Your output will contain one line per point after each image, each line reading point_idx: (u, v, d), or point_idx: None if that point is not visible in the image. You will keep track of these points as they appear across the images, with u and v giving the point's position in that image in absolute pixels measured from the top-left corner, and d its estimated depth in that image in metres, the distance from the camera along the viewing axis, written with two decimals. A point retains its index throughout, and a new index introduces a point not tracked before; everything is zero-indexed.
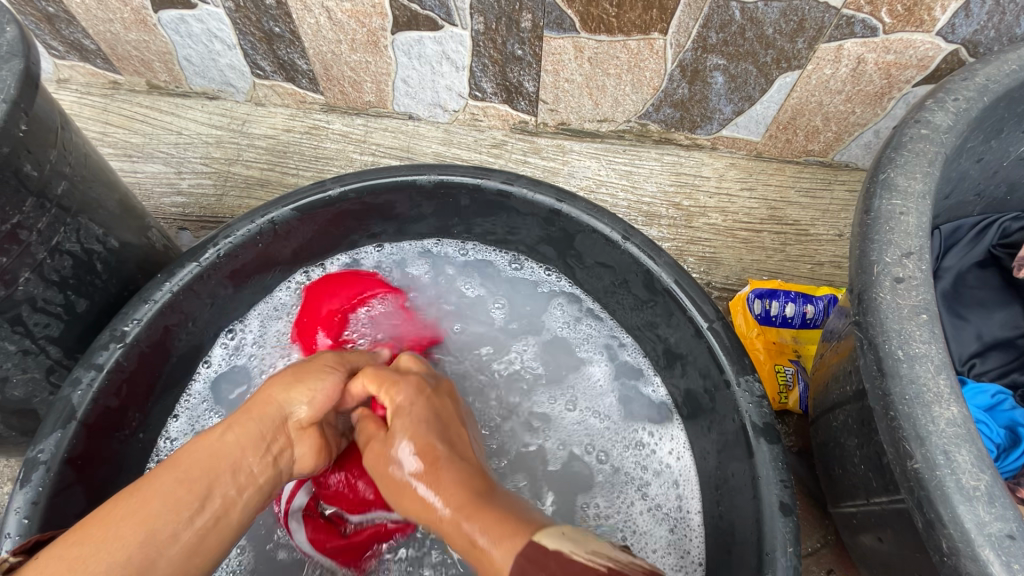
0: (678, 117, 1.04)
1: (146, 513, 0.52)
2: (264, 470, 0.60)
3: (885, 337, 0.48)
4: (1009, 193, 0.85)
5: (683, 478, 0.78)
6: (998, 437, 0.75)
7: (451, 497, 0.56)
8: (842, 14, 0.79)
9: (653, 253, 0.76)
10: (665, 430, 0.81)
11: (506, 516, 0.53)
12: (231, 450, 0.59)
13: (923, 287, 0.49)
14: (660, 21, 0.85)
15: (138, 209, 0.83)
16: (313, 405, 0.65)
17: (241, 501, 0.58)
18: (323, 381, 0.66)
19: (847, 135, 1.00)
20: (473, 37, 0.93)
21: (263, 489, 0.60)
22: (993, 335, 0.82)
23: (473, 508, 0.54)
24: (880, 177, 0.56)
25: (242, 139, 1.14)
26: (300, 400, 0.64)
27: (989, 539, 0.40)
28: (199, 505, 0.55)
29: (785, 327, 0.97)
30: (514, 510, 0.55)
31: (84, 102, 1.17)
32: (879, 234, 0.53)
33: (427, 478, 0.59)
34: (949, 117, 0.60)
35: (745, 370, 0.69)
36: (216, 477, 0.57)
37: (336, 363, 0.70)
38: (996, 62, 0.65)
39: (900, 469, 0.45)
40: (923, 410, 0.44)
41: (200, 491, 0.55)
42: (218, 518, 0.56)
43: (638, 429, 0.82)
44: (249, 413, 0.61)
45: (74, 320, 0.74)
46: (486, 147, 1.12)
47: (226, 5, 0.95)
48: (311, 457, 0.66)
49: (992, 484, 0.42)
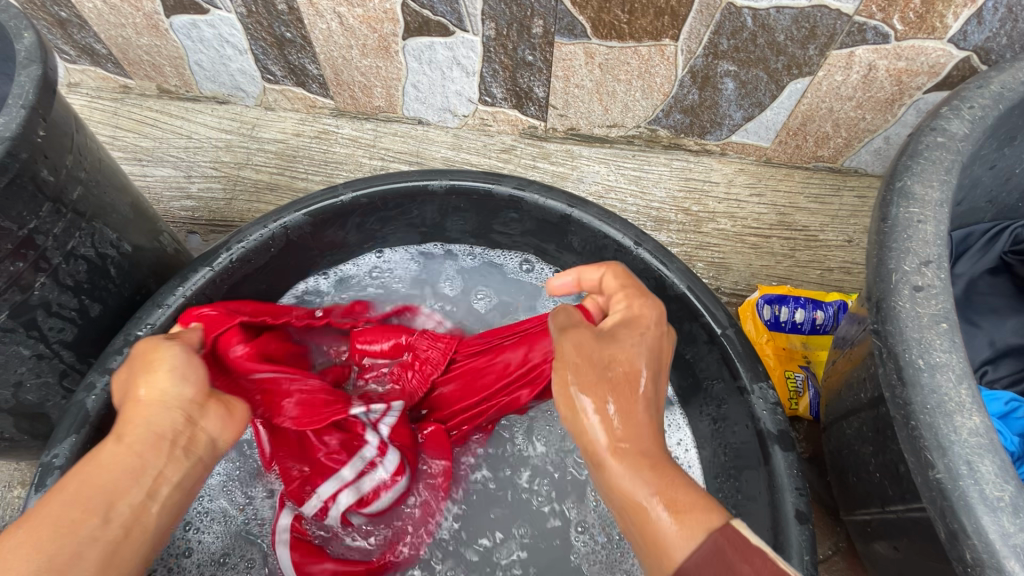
0: (687, 122, 1.04)
1: (30, 549, 0.40)
2: (174, 464, 0.48)
3: (906, 346, 0.48)
4: (1021, 200, 0.85)
5: (688, 468, 0.78)
6: (1012, 446, 0.73)
7: (642, 439, 0.46)
8: (854, 21, 0.79)
9: (664, 259, 0.76)
10: (671, 418, 0.81)
11: (694, 488, 0.43)
12: (121, 458, 0.46)
13: (942, 296, 0.49)
14: (671, 28, 0.86)
15: (151, 213, 0.84)
16: (182, 377, 0.51)
17: (156, 503, 0.46)
18: (173, 349, 0.53)
19: (857, 141, 1.00)
20: (484, 43, 0.94)
21: (181, 484, 0.48)
22: (1006, 342, 0.82)
23: (662, 466, 0.44)
24: (896, 185, 0.56)
25: (252, 144, 1.14)
26: (163, 378, 0.51)
27: (1014, 549, 0.40)
28: (102, 524, 0.43)
29: (795, 333, 0.97)
30: (695, 476, 0.45)
31: (94, 106, 1.17)
32: (896, 242, 0.53)
33: (621, 407, 0.47)
34: (965, 125, 0.60)
35: (759, 377, 0.69)
36: (113, 490, 0.44)
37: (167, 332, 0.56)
38: (1012, 70, 0.65)
39: (922, 478, 0.45)
40: (946, 419, 0.44)
41: (98, 509, 0.43)
42: (129, 533, 0.44)
43: None
44: (125, 415, 0.49)
45: (88, 324, 0.74)
46: (495, 151, 1.12)
47: (238, 10, 0.96)
48: (224, 427, 0.53)
49: (1016, 494, 0.42)
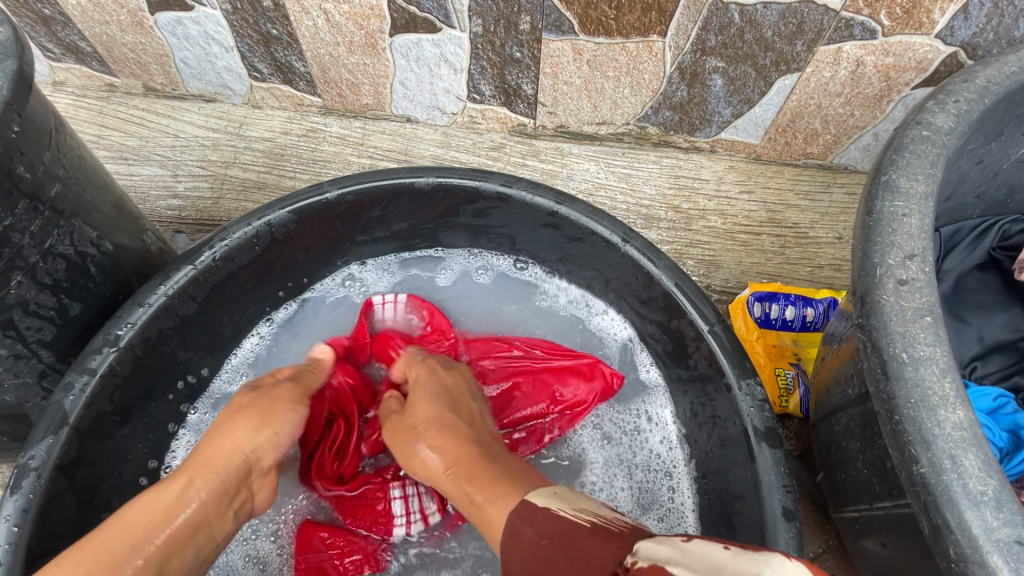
0: (677, 120, 1.04)
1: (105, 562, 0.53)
2: (224, 518, 0.63)
3: (889, 340, 0.47)
4: (1009, 196, 0.85)
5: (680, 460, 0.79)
6: (1000, 441, 0.73)
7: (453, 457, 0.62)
8: (841, 16, 0.79)
9: (652, 256, 0.75)
10: (663, 410, 0.82)
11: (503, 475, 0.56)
12: (195, 508, 0.60)
13: (926, 289, 0.49)
14: (659, 24, 0.85)
15: (133, 212, 0.83)
16: (275, 448, 0.68)
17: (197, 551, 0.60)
18: (287, 422, 0.70)
19: (846, 137, 1.00)
20: (471, 39, 0.93)
21: (220, 535, 0.62)
22: (994, 338, 0.82)
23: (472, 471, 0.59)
24: (881, 179, 0.56)
25: (239, 142, 1.13)
26: (263, 443, 0.67)
27: (998, 544, 0.40)
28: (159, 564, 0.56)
29: (785, 330, 0.97)
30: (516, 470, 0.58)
31: (80, 104, 1.16)
32: (881, 236, 0.52)
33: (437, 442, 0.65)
34: (950, 119, 0.60)
35: (747, 374, 0.68)
36: (174, 536, 0.58)
37: (299, 400, 0.72)
38: (996, 65, 0.65)
39: (906, 474, 0.45)
40: (929, 413, 0.44)
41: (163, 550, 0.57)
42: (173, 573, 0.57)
43: (642, 413, 0.83)
44: (210, 464, 0.63)
45: (68, 324, 0.73)
46: (484, 149, 1.11)
47: (223, 7, 0.95)
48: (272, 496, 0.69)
49: (1000, 489, 0.41)
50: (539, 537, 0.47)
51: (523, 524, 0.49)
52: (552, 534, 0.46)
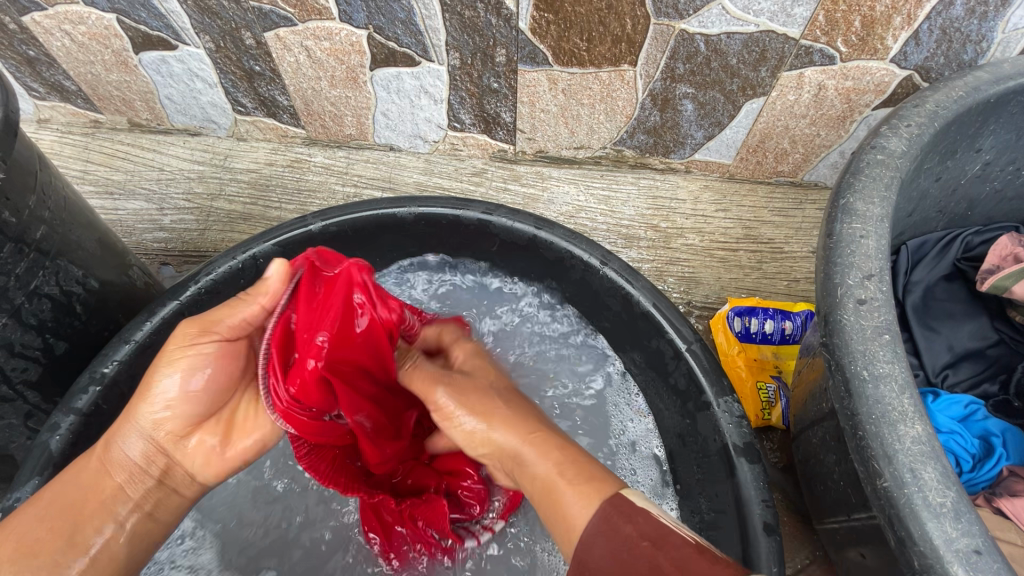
0: (651, 143, 1.07)
1: (17, 545, 0.52)
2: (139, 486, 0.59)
3: (851, 358, 0.50)
4: (970, 209, 0.88)
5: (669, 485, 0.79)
6: (972, 447, 0.75)
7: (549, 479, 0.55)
8: (800, 44, 0.83)
9: (630, 277, 0.77)
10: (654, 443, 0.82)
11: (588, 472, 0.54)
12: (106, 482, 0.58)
13: (885, 308, 0.51)
14: (629, 54, 0.89)
15: (120, 248, 0.84)
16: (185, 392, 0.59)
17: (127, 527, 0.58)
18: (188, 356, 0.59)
19: (814, 156, 1.03)
20: (449, 72, 0.96)
21: (141, 502, 0.59)
22: (963, 346, 0.84)
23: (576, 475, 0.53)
24: (840, 203, 0.59)
25: (224, 174, 1.15)
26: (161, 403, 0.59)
27: (957, 554, 0.41)
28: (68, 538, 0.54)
29: (765, 343, 0.99)
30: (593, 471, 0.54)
31: (65, 141, 1.17)
32: (841, 257, 0.55)
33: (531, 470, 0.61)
34: (903, 142, 0.63)
35: (724, 391, 0.70)
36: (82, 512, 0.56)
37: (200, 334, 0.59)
38: (945, 89, 0.68)
39: (870, 487, 0.46)
40: (889, 428, 0.46)
41: (68, 526, 0.55)
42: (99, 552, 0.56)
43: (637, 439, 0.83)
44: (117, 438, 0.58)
45: (53, 363, 0.74)
46: (467, 175, 1.14)
47: (206, 46, 0.97)
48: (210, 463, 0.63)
49: (958, 500, 0.43)
50: (640, 535, 0.47)
51: (621, 520, 0.48)
52: (654, 536, 0.46)
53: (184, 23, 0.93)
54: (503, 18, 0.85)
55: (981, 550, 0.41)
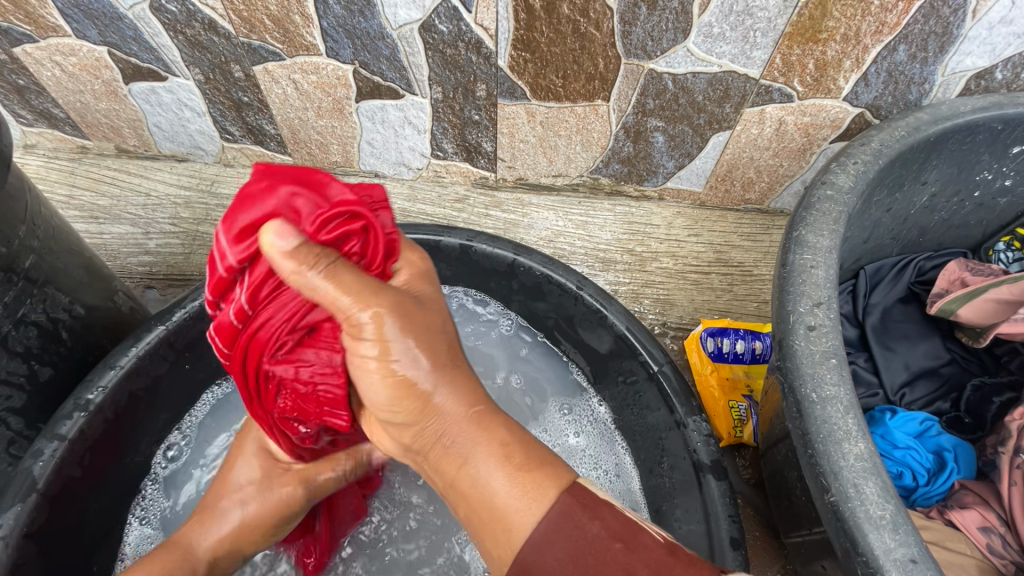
0: (626, 171, 1.12)
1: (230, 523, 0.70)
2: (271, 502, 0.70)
3: (801, 381, 0.54)
4: (922, 236, 0.94)
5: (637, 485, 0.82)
6: (926, 462, 0.79)
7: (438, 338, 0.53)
8: (760, 84, 0.89)
9: (605, 301, 0.81)
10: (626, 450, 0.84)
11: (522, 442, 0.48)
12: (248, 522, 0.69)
13: (831, 334, 0.56)
14: (602, 90, 0.94)
15: (105, 273, 0.85)
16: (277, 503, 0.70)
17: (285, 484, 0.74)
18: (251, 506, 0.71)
19: (778, 185, 1.09)
20: (432, 104, 1.00)
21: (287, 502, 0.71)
22: (919, 365, 0.88)
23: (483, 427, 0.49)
24: (793, 235, 0.64)
25: (211, 200, 1.17)
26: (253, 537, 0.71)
27: (895, 563, 0.45)
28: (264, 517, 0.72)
29: (737, 363, 1.02)
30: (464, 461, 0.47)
31: (51, 166, 1.19)
32: (794, 286, 0.59)
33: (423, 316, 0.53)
34: (850, 178, 0.68)
35: (694, 411, 0.73)
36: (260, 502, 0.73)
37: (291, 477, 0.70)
38: (889, 129, 0.74)
39: (821, 502, 0.50)
40: (835, 446, 0.50)
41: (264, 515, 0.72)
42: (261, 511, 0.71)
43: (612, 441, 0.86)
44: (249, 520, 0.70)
45: (37, 390, 0.74)
46: (449, 202, 1.18)
47: (196, 77, 1.00)
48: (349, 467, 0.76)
49: (896, 513, 0.47)
50: (611, 536, 0.44)
51: (585, 515, 0.44)
52: (624, 537, 0.44)
53: (175, 57, 0.97)
54: (482, 56, 0.90)
55: (917, 559, 0.45)
